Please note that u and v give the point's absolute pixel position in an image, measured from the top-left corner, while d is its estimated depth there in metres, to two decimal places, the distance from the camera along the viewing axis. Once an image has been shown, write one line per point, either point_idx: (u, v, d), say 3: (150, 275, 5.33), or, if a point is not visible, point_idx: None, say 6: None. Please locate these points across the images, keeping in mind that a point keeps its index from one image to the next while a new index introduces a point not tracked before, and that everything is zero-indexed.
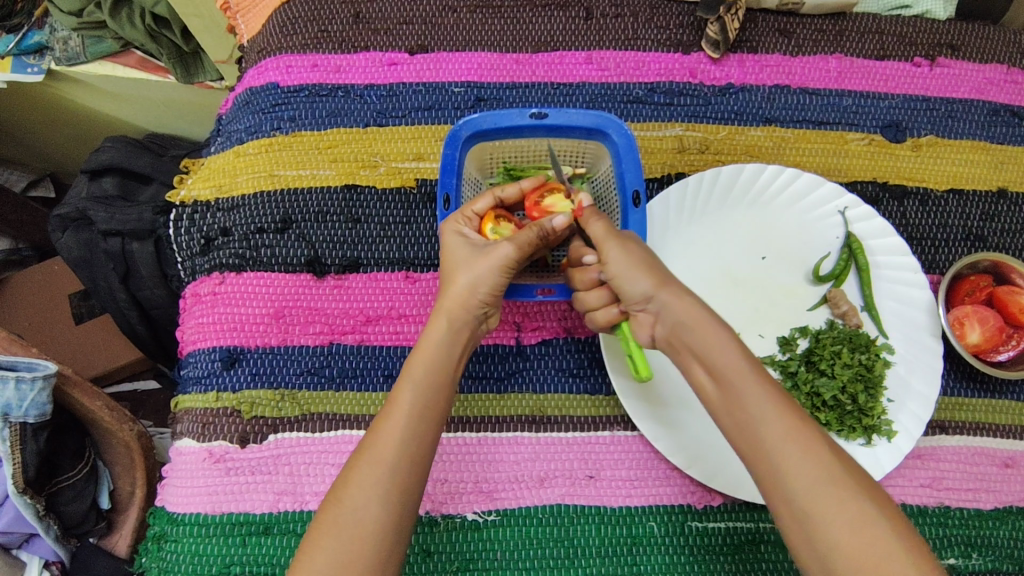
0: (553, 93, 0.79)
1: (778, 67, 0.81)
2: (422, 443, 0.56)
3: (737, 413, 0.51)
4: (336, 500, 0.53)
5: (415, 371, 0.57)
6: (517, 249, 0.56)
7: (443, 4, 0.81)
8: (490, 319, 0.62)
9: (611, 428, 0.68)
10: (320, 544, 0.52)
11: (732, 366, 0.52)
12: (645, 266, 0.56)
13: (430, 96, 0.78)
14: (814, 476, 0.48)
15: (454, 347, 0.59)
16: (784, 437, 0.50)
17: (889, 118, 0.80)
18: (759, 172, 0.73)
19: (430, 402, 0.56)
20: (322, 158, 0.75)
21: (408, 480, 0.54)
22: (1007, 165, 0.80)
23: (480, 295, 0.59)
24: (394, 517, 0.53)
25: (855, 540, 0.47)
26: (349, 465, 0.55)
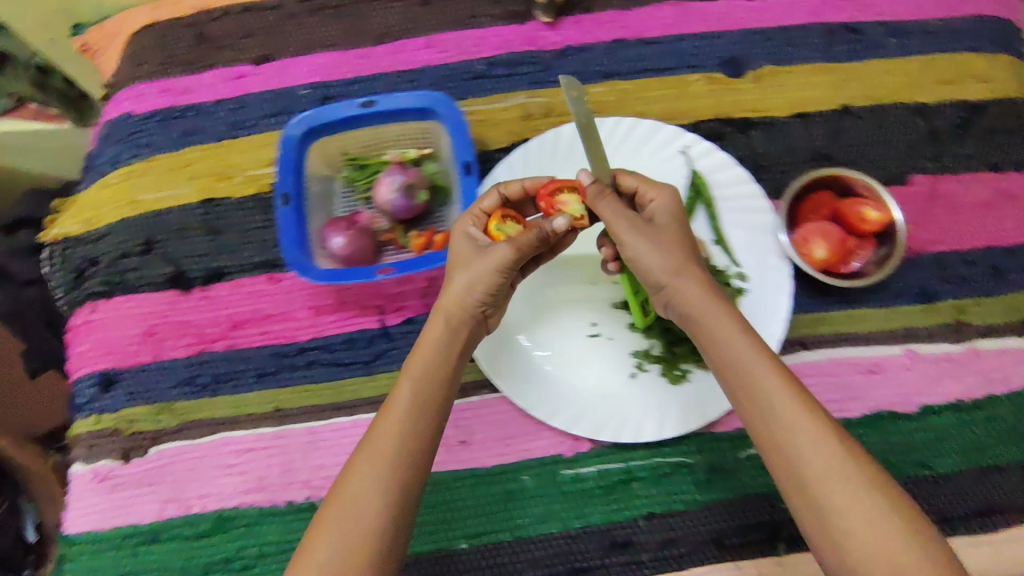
0: (396, 81, 0.81)
1: (614, 22, 0.82)
2: (422, 439, 0.56)
3: (747, 399, 0.54)
4: (338, 494, 0.54)
5: (416, 368, 0.59)
6: (514, 250, 0.60)
7: (282, 12, 0.84)
8: (490, 320, 0.64)
9: (480, 392, 0.71)
10: (320, 537, 0.52)
11: (746, 354, 0.55)
12: (663, 244, 0.59)
13: (276, 102, 0.80)
14: (822, 458, 0.50)
15: (453, 347, 0.60)
16: (795, 422, 0.52)
17: (728, 54, 0.81)
18: (598, 125, 0.76)
19: (427, 398, 0.57)
20: (180, 178, 0.78)
21: (409, 472, 0.54)
22: (851, 81, 0.80)
23: (477, 293, 0.61)
24: (394, 508, 0.53)
25: (867, 532, 0.48)
26: (350, 461, 0.56)
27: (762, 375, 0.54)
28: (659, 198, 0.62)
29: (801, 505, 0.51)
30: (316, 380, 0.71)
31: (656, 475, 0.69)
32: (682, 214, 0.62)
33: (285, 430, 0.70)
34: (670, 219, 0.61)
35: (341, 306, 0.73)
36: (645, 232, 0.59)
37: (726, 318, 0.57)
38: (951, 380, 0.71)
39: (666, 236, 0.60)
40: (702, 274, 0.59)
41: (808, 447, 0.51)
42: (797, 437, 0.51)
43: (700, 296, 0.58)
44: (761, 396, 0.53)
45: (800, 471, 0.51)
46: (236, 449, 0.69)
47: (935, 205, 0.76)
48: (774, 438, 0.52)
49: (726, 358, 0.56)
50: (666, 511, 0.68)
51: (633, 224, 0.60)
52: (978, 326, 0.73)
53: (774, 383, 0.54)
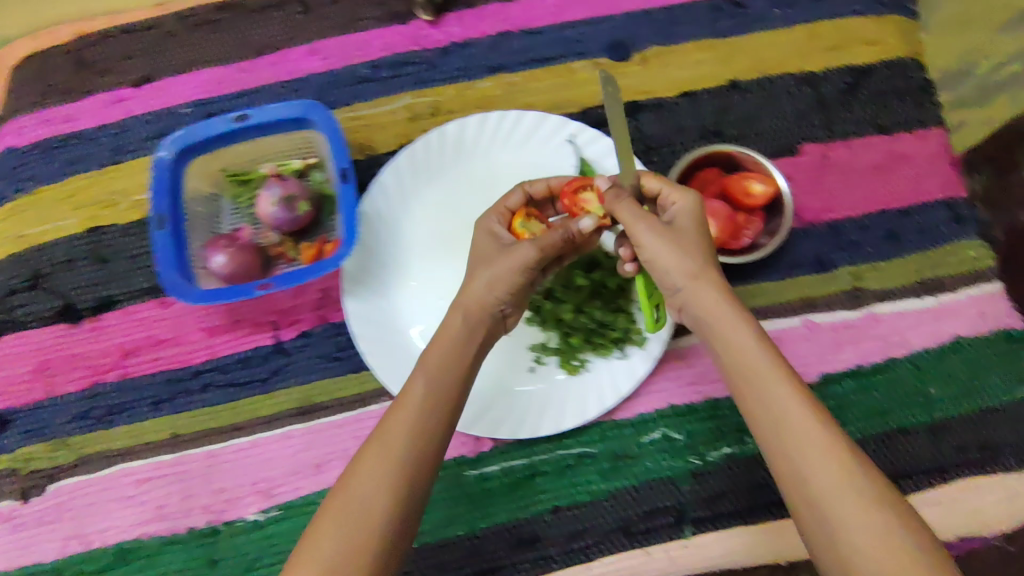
0: (280, 91, 0.80)
1: (497, 15, 0.81)
2: (432, 437, 0.54)
3: (753, 399, 0.53)
4: (343, 486, 0.52)
5: (431, 364, 0.57)
6: (538, 250, 0.60)
7: (160, 31, 0.82)
8: (509, 321, 0.63)
9: (380, 400, 0.70)
10: (323, 528, 0.50)
11: (763, 365, 0.53)
12: (682, 248, 0.57)
13: (159, 123, 0.79)
14: (837, 470, 0.48)
15: (471, 344, 0.59)
16: (810, 436, 0.50)
17: (614, 39, 0.81)
18: (482, 120, 0.74)
19: (439, 395, 0.56)
20: (65, 209, 0.76)
21: (417, 468, 0.53)
22: (737, 56, 0.80)
23: (496, 293, 0.60)
24: (400, 504, 0.51)
25: (877, 547, 0.45)
26: (357, 455, 0.54)
27: (777, 387, 0.52)
28: (683, 204, 0.59)
29: (806, 512, 0.49)
30: (211, 404, 0.71)
31: (560, 467, 0.69)
32: (707, 222, 0.59)
33: (183, 456, 0.69)
34: (692, 225, 0.58)
35: (234, 325, 0.72)
36: (662, 234, 0.57)
37: (736, 317, 0.55)
38: (849, 347, 0.71)
39: (686, 239, 0.58)
40: (721, 282, 0.57)
41: (820, 461, 0.49)
42: (809, 451, 0.49)
43: (715, 303, 0.56)
44: (766, 398, 0.52)
45: (805, 473, 0.49)
46: (134, 480, 0.69)
47: (826, 173, 0.76)
48: (784, 449, 0.50)
49: (741, 367, 0.54)
50: (572, 503, 0.68)
51: (648, 224, 0.58)
52: (875, 291, 0.73)
53: (787, 390, 0.52)
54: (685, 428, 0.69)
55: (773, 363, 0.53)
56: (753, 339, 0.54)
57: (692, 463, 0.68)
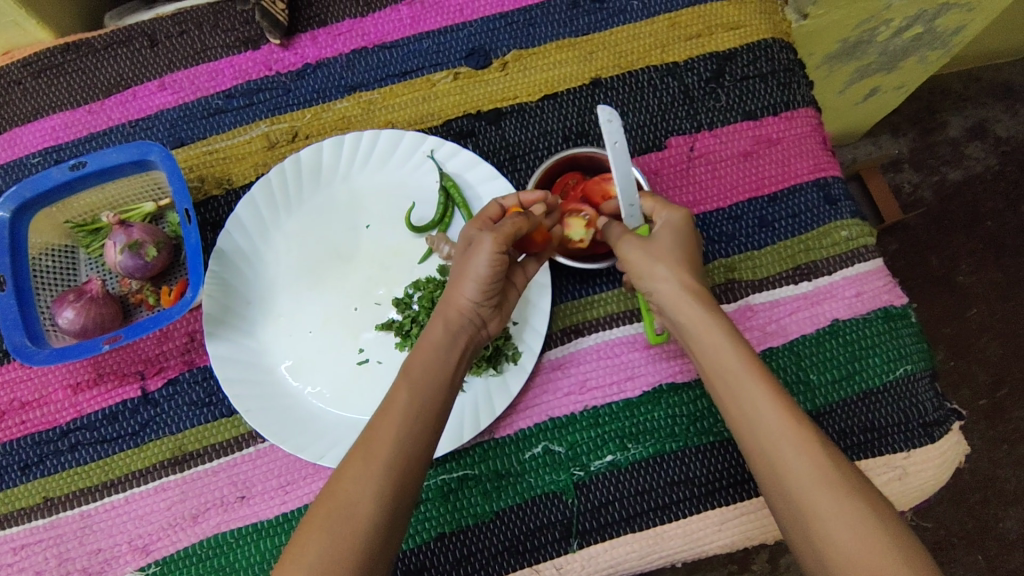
0: (132, 131, 0.77)
1: (351, 32, 0.79)
2: (420, 444, 0.54)
3: (733, 400, 0.55)
4: (330, 494, 0.52)
5: (414, 373, 0.57)
6: (493, 237, 0.59)
7: (4, 79, 0.79)
8: (489, 326, 0.63)
9: (254, 442, 0.67)
10: (310, 538, 0.50)
11: (734, 365, 0.55)
12: (661, 256, 0.60)
13: (7, 176, 0.77)
14: (815, 469, 0.50)
15: (452, 351, 0.59)
16: (781, 433, 0.52)
17: (471, 46, 0.79)
18: (337, 144, 0.73)
19: (428, 401, 0.55)
20: None
21: (405, 476, 0.52)
22: (598, 52, 0.78)
23: (469, 294, 0.60)
24: (388, 510, 0.51)
25: (856, 542, 0.47)
26: (345, 462, 0.54)
27: (750, 385, 0.54)
28: (670, 219, 0.62)
29: (788, 507, 0.51)
30: (83, 462, 0.67)
31: (442, 492, 0.66)
32: (691, 236, 0.62)
33: (55, 521, 0.66)
34: (673, 236, 0.61)
35: (98, 379, 0.69)
36: (640, 245, 0.61)
37: (709, 325, 0.57)
38: None
39: (663, 247, 0.60)
40: (695, 284, 0.59)
41: (793, 454, 0.51)
42: (782, 444, 0.51)
43: (685, 305, 0.59)
44: (744, 399, 0.54)
45: (784, 472, 0.51)
46: (13, 547, 0.67)
47: (693, 165, 0.75)
48: (761, 443, 0.53)
49: (716, 365, 0.56)
50: (455, 529, 0.65)
51: (627, 238, 0.62)
52: (749, 282, 0.71)
53: (762, 391, 0.54)
54: (566, 439, 0.67)
55: (746, 365, 0.55)
56: (726, 339, 0.56)
57: (575, 475, 0.66)
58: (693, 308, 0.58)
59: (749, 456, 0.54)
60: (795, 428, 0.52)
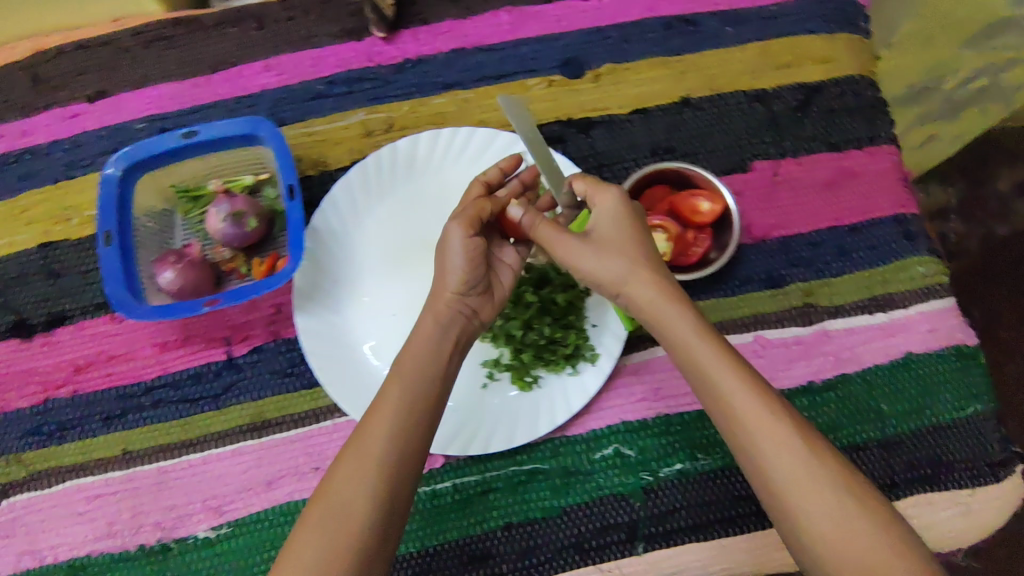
0: (235, 107, 0.80)
1: (451, 32, 0.82)
2: (412, 437, 0.54)
3: (711, 400, 0.54)
4: (323, 492, 0.53)
5: (406, 369, 0.57)
6: (459, 224, 0.60)
7: (115, 47, 0.82)
8: (481, 315, 0.62)
9: (332, 416, 0.69)
10: (308, 534, 0.51)
11: (707, 358, 0.54)
12: (611, 251, 0.58)
13: (112, 138, 0.79)
14: (798, 464, 0.50)
15: (445, 340, 0.59)
16: (757, 428, 0.51)
17: (566, 55, 0.81)
18: (434, 137, 0.76)
19: (422, 395, 0.56)
20: (19, 223, 0.76)
21: (398, 472, 0.53)
22: (689, 73, 0.81)
23: (451, 285, 0.61)
24: (385, 504, 0.52)
25: (846, 540, 0.47)
26: (337, 458, 0.54)
27: (732, 384, 0.53)
28: (606, 205, 0.60)
29: (777, 513, 0.50)
30: (163, 420, 0.70)
31: (512, 483, 0.68)
32: (631, 214, 0.60)
33: (132, 473, 0.68)
34: (618, 225, 0.59)
35: (186, 340, 0.72)
36: (586, 244, 0.58)
37: (682, 323, 0.55)
38: (802, 363, 0.71)
39: (617, 241, 0.58)
40: (656, 276, 0.57)
41: (773, 453, 0.50)
42: (767, 454, 0.50)
43: (659, 300, 0.57)
44: (720, 397, 0.53)
45: (766, 473, 0.50)
46: (87, 496, 0.68)
47: (777, 189, 0.76)
48: (746, 452, 0.52)
49: (694, 366, 0.54)
50: (523, 519, 0.67)
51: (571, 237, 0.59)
52: (826, 307, 0.72)
53: (737, 386, 0.52)
54: (638, 444, 0.69)
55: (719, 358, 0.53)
56: (695, 333, 0.55)
57: (644, 479, 0.68)
58: (665, 305, 0.56)
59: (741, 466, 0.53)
60: (772, 427, 0.51)
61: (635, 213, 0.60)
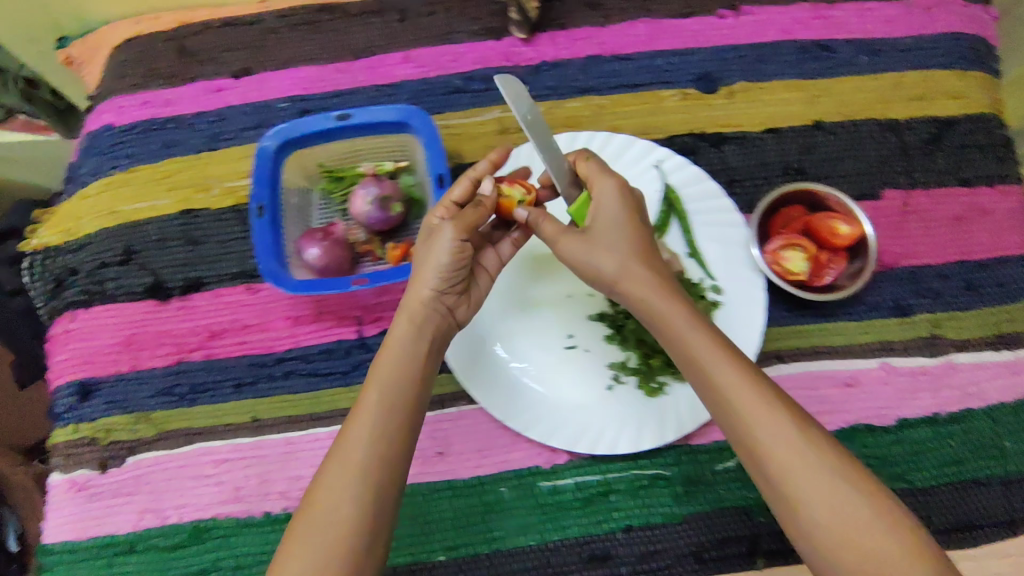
0: (375, 95, 0.82)
1: (589, 39, 0.83)
2: (390, 443, 0.56)
3: (706, 390, 0.57)
4: (308, 505, 0.54)
5: (382, 373, 0.59)
6: (454, 227, 0.61)
7: (261, 27, 0.84)
8: (458, 313, 0.65)
9: (457, 404, 0.71)
10: (296, 548, 0.52)
11: (700, 346, 0.57)
12: (602, 245, 0.61)
13: (255, 115, 0.81)
14: (791, 447, 0.52)
15: (421, 342, 0.61)
16: (751, 413, 0.53)
17: (701, 70, 0.82)
18: (572, 138, 0.76)
19: (394, 400, 0.58)
20: (161, 189, 0.79)
21: (379, 477, 0.55)
22: (823, 98, 0.82)
23: (431, 285, 0.62)
24: (371, 511, 0.54)
25: (842, 519, 0.49)
26: (321, 468, 0.56)
27: (719, 364, 0.56)
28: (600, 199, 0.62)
29: (773, 498, 0.53)
30: (294, 391, 0.72)
31: (633, 487, 0.69)
32: (624, 207, 0.62)
33: (261, 441, 0.70)
34: (612, 220, 0.62)
35: (320, 316, 0.74)
36: (579, 241, 0.62)
37: (677, 312, 0.58)
38: (927, 394, 0.72)
39: (607, 234, 0.62)
40: (647, 269, 0.61)
41: (767, 439, 0.52)
42: (763, 440, 0.52)
43: (654, 291, 0.60)
44: (715, 386, 0.56)
45: (761, 457, 0.53)
46: (214, 459, 0.70)
47: (907, 220, 0.77)
48: (736, 427, 0.54)
49: (684, 353, 0.58)
50: (643, 524, 0.68)
51: (565, 234, 0.63)
52: (954, 340, 0.73)
53: (731, 374, 0.55)
54: None
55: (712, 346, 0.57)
56: (689, 322, 0.58)
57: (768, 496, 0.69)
58: (659, 291, 0.60)
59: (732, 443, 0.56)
60: (766, 411, 0.53)
61: (632, 206, 0.63)
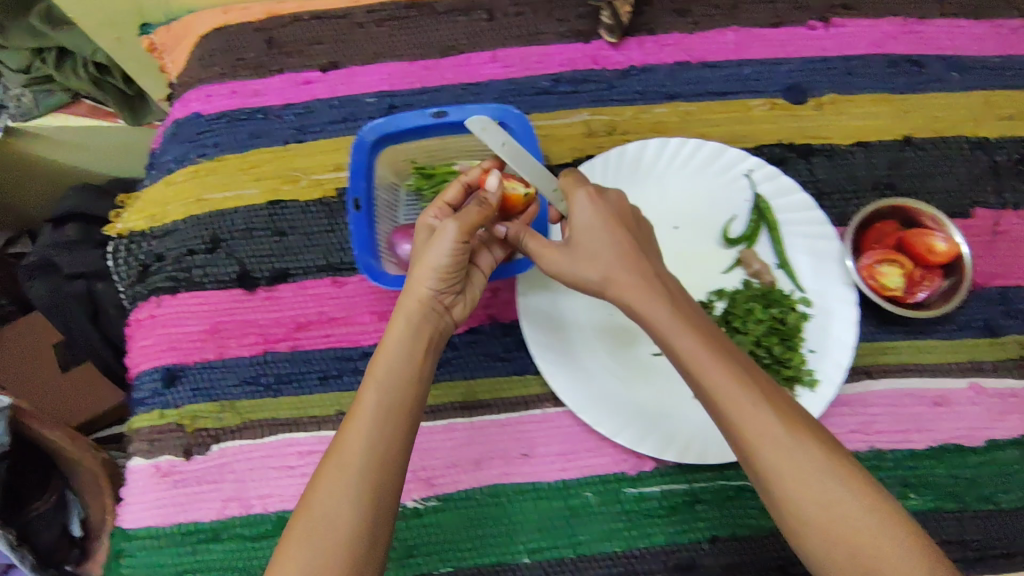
0: (462, 93, 0.82)
1: (678, 45, 0.83)
2: (389, 445, 0.57)
3: (702, 393, 0.57)
4: (306, 506, 0.55)
5: (379, 374, 0.60)
6: (457, 226, 0.61)
7: (348, 21, 0.84)
8: (455, 313, 0.65)
9: (542, 406, 0.72)
10: (296, 546, 0.54)
11: (693, 351, 0.57)
12: (585, 259, 0.63)
13: (343, 109, 0.81)
14: (782, 453, 0.53)
15: (419, 341, 0.61)
16: (742, 419, 0.55)
17: (790, 81, 0.82)
18: (663, 144, 0.76)
19: (393, 402, 0.59)
20: (247, 179, 0.79)
21: (380, 477, 0.56)
22: (912, 113, 0.81)
23: (429, 284, 0.62)
24: (371, 512, 0.55)
25: (831, 518, 0.52)
26: (320, 469, 0.57)
27: (709, 367, 0.56)
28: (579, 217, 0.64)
29: (767, 497, 0.55)
30: None
31: (719, 497, 0.69)
32: (604, 219, 0.63)
33: None
34: (591, 233, 0.63)
35: None
36: (560, 255, 0.64)
37: (668, 317, 0.59)
38: (1017, 416, 0.74)
39: (588, 248, 0.63)
40: (636, 273, 0.61)
41: (759, 443, 0.54)
42: (756, 446, 0.54)
43: (646, 296, 0.60)
44: (708, 391, 0.56)
45: (753, 461, 0.54)
46: (298, 451, 0.70)
47: (997, 240, 0.78)
48: (727, 427, 0.56)
49: (675, 355, 0.59)
50: (729, 535, 0.68)
51: (548, 248, 0.64)
52: None
53: (723, 380, 0.56)
54: None
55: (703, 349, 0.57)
56: (679, 327, 0.59)
57: None
58: (646, 294, 0.60)
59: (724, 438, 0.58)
60: (757, 416, 0.54)
61: (609, 215, 0.64)
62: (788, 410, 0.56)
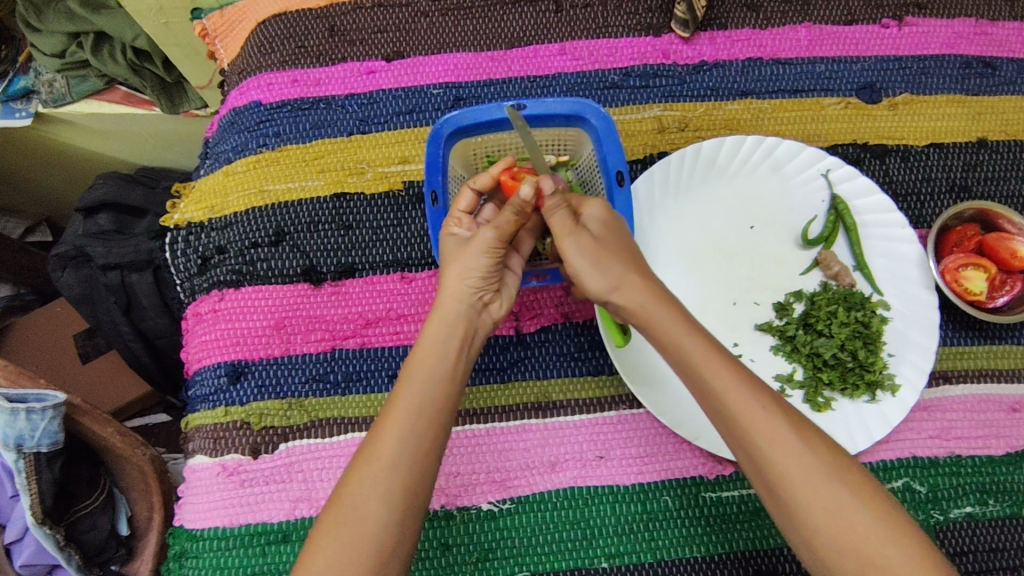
0: (530, 86, 0.80)
1: (749, 41, 0.81)
2: (423, 442, 0.56)
3: (708, 400, 0.56)
4: (337, 500, 0.54)
5: (415, 370, 0.58)
6: (494, 233, 0.59)
7: (412, 9, 0.82)
8: (492, 308, 0.63)
9: (617, 407, 0.70)
10: (325, 539, 0.53)
11: (699, 357, 0.56)
12: (602, 257, 0.59)
13: (408, 100, 0.79)
14: (794, 458, 0.53)
15: (452, 339, 0.59)
16: (753, 423, 0.54)
17: (864, 80, 0.81)
18: (739, 143, 0.74)
19: (428, 396, 0.57)
20: (310, 170, 0.76)
21: (412, 474, 0.54)
22: (986, 114, 0.80)
23: (469, 282, 0.60)
24: (398, 511, 0.54)
25: (840, 525, 0.52)
26: (350, 466, 0.56)
27: (717, 373, 0.56)
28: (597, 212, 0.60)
29: (774, 506, 0.54)
30: None
31: None
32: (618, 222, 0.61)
33: None
34: (610, 234, 0.60)
35: None
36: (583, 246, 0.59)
37: (675, 324, 0.58)
38: None
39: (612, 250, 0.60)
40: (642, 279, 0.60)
41: (768, 449, 0.53)
42: (766, 452, 0.53)
43: (649, 304, 0.58)
44: (715, 398, 0.55)
45: (765, 466, 0.54)
46: None
47: None
48: (733, 432, 0.55)
49: (681, 359, 0.57)
50: None
51: (574, 236, 0.60)
52: None
53: (732, 388, 0.55)
54: (929, 480, 0.69)
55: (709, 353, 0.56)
56: (687, 331, 0.57)
57: (934, 517, 0.68)
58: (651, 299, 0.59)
59: (728, 443, 0.56)
60: (767, 423, 0.54)
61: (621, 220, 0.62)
62: (798, 419, 0.56)
